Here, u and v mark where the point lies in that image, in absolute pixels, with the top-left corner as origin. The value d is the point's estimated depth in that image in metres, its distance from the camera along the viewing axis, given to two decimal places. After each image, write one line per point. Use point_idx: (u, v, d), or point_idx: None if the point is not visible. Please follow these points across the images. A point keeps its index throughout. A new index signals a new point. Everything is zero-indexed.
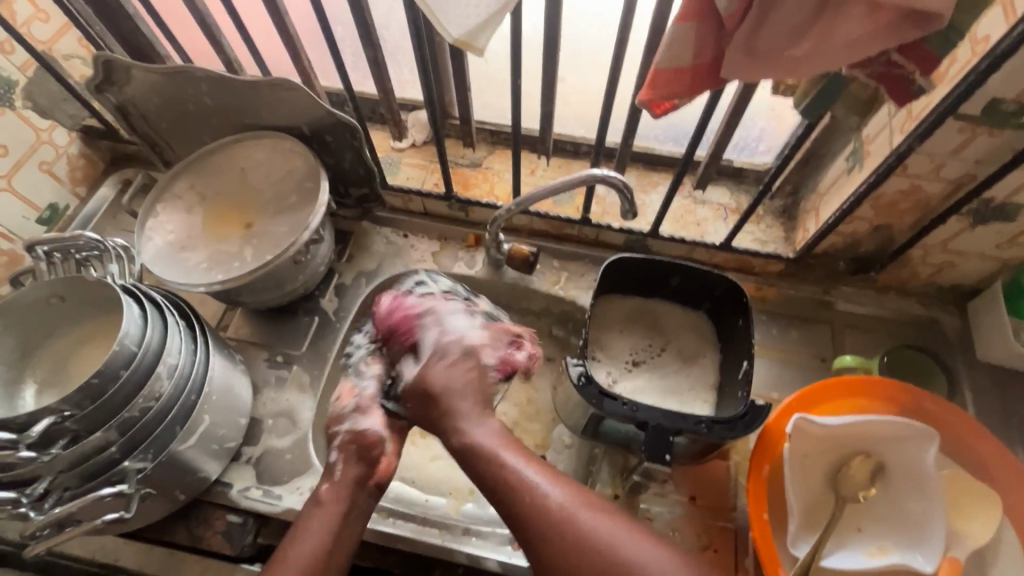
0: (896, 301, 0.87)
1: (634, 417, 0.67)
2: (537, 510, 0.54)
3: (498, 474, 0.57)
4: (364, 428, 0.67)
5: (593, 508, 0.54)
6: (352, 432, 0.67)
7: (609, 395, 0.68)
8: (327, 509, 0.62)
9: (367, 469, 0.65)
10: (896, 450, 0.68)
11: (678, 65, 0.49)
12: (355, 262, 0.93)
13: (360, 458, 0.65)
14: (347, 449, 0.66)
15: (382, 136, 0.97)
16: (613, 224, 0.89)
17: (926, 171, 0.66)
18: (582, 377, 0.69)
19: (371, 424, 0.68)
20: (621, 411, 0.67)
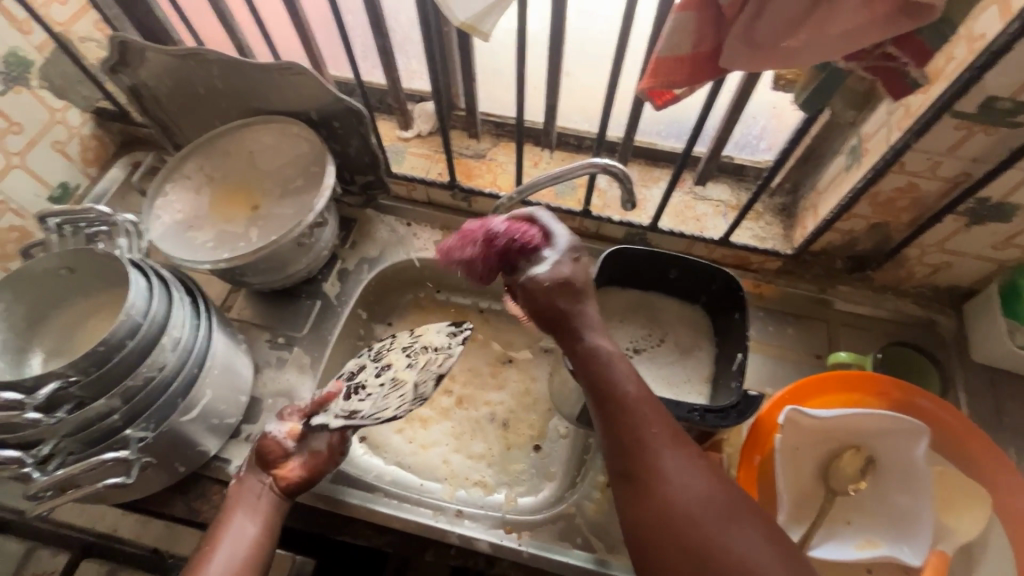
0: (892, 301, 0.87)
1: None
2: (642, 462, 0.52)
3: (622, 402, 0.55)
4: (271, 436, 0.70)
5: (705, 472, 0.51)
6: (263, 436, 0.70)
7: None
8: (232, 511, 0.64)
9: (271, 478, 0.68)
10: (886, 444, 0.69)
11: (677, 53, 0.50)
12: (358, 248, 0.94)
13: (264, 465, 0.68)
14: (256, 457, 0.69)
15: (388, 126, 0.98)
16: (614, 217, 0.90)
17: (922, 169, 0.66)
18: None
19: (277, 431, 0.70)
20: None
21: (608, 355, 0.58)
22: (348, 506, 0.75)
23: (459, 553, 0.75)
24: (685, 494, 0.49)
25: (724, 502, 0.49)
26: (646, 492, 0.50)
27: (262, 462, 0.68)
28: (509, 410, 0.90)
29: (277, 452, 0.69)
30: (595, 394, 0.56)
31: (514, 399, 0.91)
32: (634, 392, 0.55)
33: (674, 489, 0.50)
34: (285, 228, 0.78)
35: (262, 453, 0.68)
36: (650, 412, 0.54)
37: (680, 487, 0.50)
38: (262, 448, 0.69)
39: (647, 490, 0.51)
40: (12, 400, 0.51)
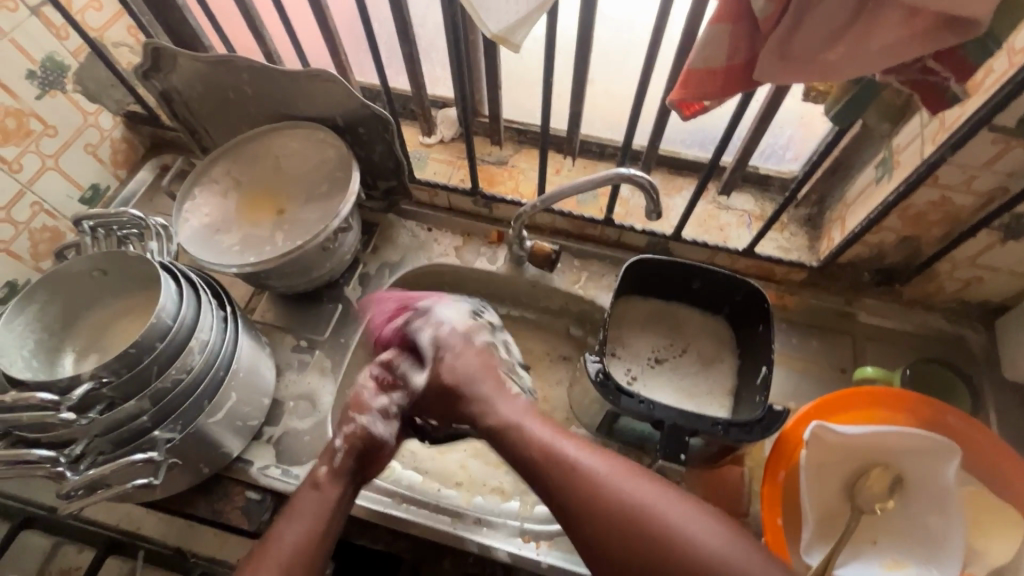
0: (920, 315, 0.86)
1: (650, 416, 0.67)
2: (578, 485, 0.55)
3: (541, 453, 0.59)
4: (375, 432, 0.67)
5: (632, 475, 0.55)
6: (364, 432, 0.67)
7: (626, 392, 0.69)
8: (321, 496, 0.62)
9: (362, 467, 0.66)
10: (914, 463, 0.67)
11: (711, 66, 0.49)
12: (380, 253, 0.95)
13: (362, 458, 0.66)
14: (353, 443, 0.66)
15: (411, 131, 0.99)
16: (636, 226, 0.90)
17: (956, 182, 0.65)
18: (600, 373, 0.70)
19: (385, 431, 0.68)
20: (638, 409, 0.68)
21: (524, 419, 0.63)
22: (368, 511, 0.75)
23: (477, 562, 0.75)
24: (627, 496, 0.53)
25: (662, 503, 0.53)
26: (587, 511, 0.53)
27: (357, 453, 0.66)
28: None
29: (373, 441, 0.67)
30: (521, 449, 0.60)
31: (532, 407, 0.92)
32: (554, 439, 0.59)
33: (618, 501, 0.53)
34: (311, 233, 0.79)
35: (357, 441, 0.66)
36: (573, 449, 0.57)
37: (619, 491, 0.53)
38: (365, 444, 0.67)
39: (591, 509, 0.53)
40: (47, 401, 0.53)
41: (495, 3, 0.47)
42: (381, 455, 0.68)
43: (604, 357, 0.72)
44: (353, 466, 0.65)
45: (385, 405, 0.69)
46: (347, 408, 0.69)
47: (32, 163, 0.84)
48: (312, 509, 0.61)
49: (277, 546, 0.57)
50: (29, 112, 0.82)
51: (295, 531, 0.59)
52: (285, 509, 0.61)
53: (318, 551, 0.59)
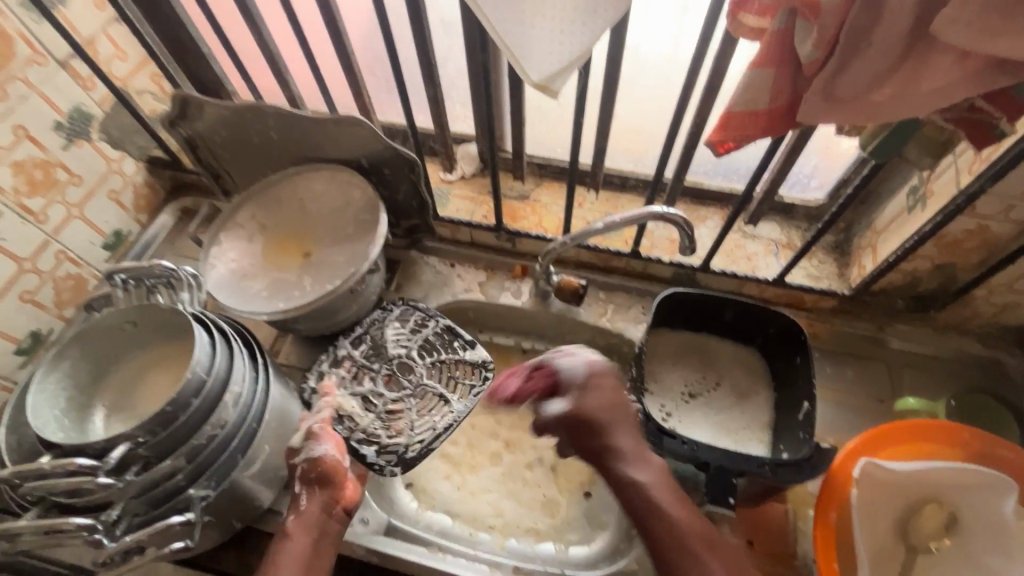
0: (956, 341, 0.85)
1: (695, 458, 0.65)
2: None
3: (676, 546, 0.55)
4: (317, 455, 0.68)
5: None
6: (308, 459, 0.67)
7: (668, 432, 0.67)
8: (295, 536, 0.64)
9: (331, 496, 0.68)
10: (967, 498, 0.65)
11: (753, 108, 0.49)
12: (403, 290, 0.95)
13: (321, 485, 0.67)
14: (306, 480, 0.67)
15: (431, 168, 0.99)
16: (663, 258, 0.89)
17: (994, 211, 0.65)
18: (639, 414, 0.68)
19: (326, 450, 0.68)
20: (681, 450, 0.66)
21: (665, 498, 0.58)
22: (401, 562, 0.73)
23: None
24: None
25: None
26: None
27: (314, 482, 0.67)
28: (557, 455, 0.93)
29: (333, 466, 0.68)
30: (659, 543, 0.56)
31: None
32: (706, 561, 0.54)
33: None
34: (340, 277, 0.78)
35: (309, 471, 0.67)
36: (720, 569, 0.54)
37: None
38: (320, 473, 0.67)
39: None
40: (84, 466, 0.51)
41: (545, 65, 0.48)
42: (337, 488, 0.68)
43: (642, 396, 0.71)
44: (323, 499, 0.67)
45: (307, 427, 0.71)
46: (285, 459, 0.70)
47: (57, 213, 0.84)
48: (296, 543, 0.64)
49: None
50: (56, 163, 0.82)
51: (293, 567, 0.62)
52: (279, 544, 0.64)
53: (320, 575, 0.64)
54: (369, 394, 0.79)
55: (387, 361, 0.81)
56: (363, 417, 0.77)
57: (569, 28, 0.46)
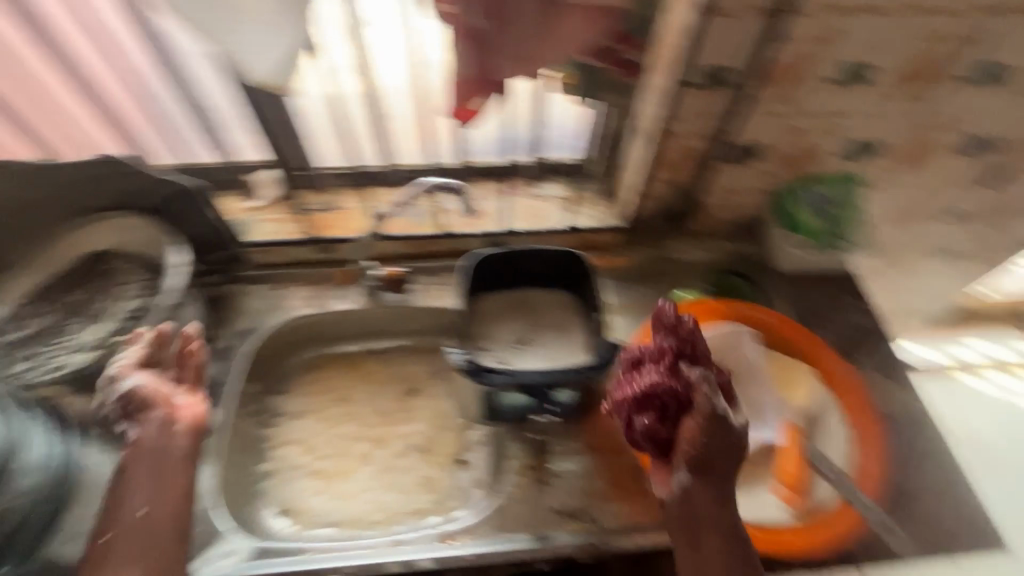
0: (712, 243, 1.06)
1: (516, 381, 0.74)
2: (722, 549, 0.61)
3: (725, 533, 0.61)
4: (134, 389, 0.69)
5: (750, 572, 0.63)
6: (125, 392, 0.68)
7: (490, 368, 0.75)
8: (136, 486, 0.64)
9: (166, 418, 0.69)
10: (731, 353, 0.83)
11: (462, 73, 0.61)
12: (230, 323, 0.94)
13: (142, 412, 0.68)
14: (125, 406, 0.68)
15: (233, 200, 0.99)
16: (470, 231, 0.99)
17: (685, 131, 0.84)
18: (463, 362, 0.75)
19: (134, 381, 0.69)
20: (504, 379, 0.74)
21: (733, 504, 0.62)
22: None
23: None
24: None
25: None
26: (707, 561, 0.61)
27: (128, 410, 0.68)
28: (426, 436, 0.98)
29: (162, 400, 0.70)
30: (713, 528, 0.61)
31: (428, 424, 0.99)
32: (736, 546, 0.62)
33: None
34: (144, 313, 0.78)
35: (131, 399, 0.68)
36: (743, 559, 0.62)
37: None
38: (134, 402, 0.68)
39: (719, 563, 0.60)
40: None
41: (273, 63, 0.59)
42: (168, 404, 0.70)
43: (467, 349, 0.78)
44: (151, 432, 0.67)
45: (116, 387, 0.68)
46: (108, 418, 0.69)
47: None
48: (139, 492, 0.64)
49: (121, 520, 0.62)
50: None
51: (139, 504, 0.64)
52: (122, 477, 0.65)
53: (166, 521, 0.64)
54: (99, 313, 0.82)
55: (65, 334, 0.80)
56: (87, 334, 0.80)
57: (276, 27, 0.57)
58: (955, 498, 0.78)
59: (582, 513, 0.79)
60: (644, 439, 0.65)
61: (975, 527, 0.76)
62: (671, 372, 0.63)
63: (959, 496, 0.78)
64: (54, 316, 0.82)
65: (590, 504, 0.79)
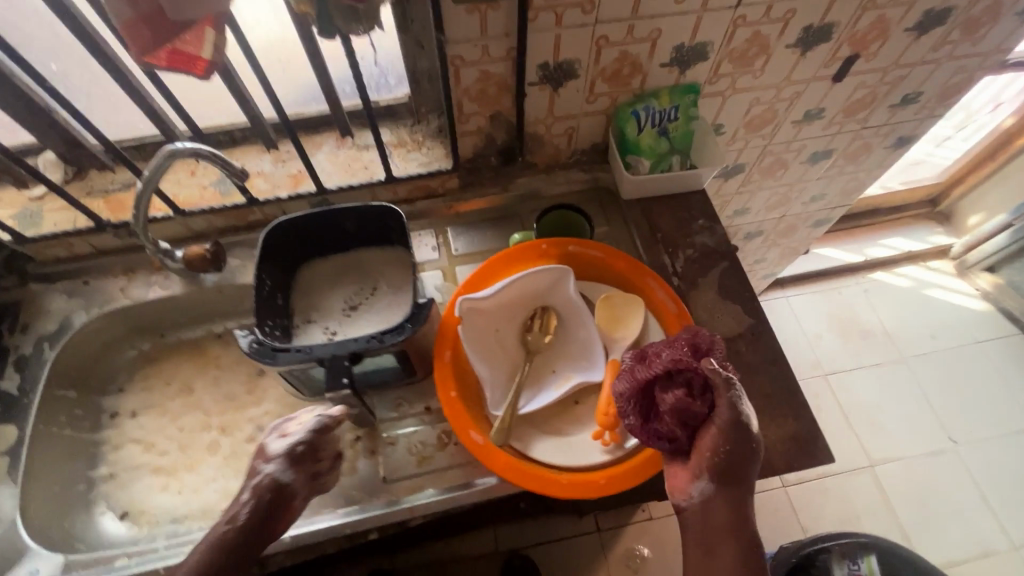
0: (563, 176, 0.99)
1: (310, 356, 0.67)
2: (746, 548, 0.55)
3: (737, 527, 0.55)
4: (274, 475, 0.62)
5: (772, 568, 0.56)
6: (271, 482, 0.61)
7: (281, 348, 0.68)
8: None
9: (290, 497, 0.62)
10: (552, 294, 0.79)
11: (128, 21, 0.53)
12: (31, 329, 0.86)
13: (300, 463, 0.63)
14: (261, 494, 0.61)
15: (11, 191, 0.88)
16: (285, 195, 0.89)
17: (478, 56, 0.74)
18: (252, 342, 0.69)
19: (274, 470, 0.62)
20: (296, 357, 0.67)
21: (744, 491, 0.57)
22: None
23: None
24: None
25: None
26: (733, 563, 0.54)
27: (263, 504, 0.60)
28: (277, 415, 0.93)
29: (281, 492, 0.61)
30: (725, 526, 0.56)
31: (278, 403, 0.93)
32: (753, 542, 0.55)
33: None
34: None
35: (261, 491, 0.60)
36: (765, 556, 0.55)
37: None
38: (271, 495, 0.61)
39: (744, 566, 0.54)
40: None
41: None
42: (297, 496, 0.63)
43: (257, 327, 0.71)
44: (265, 515, 0.60)
45: (288, 445, 0.63)
46: (251, 464, 0.64)
47: None
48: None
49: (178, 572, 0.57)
50: None
51: None
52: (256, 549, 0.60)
53: None
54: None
55: None
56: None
57: None
58: (786, 411, 0.77)
59: (412, 480, 0.75)
60: (673, 417, 0.58)
61: (803, 440, 0.75)
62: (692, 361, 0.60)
63: (789, 411, 0.77)
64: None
65: (421, 469, 0.76)
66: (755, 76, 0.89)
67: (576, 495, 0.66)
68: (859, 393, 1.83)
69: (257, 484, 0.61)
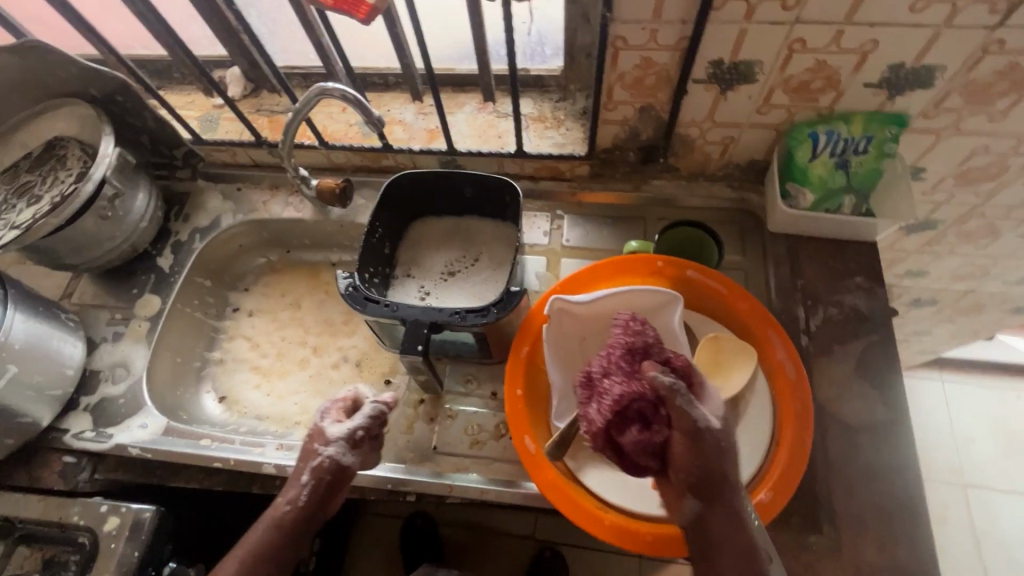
0: (704, 187, 0.88)
1: (394, 315, 0.69)
2: (748, 559, 0.49)
3: (732, 530, 0.50)
4: (341, 462, 0.63)
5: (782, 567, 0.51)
6: (333, 465, 0.62)
7: (373, 299, 0.70)
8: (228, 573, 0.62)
9: (342, 485, 0.64)
10: (654, 318, 0.71)
11: None
12: (190, 220, 0.98)
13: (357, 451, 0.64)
14: (320, 476, 0.63)
15: (201, 97, 1.00)
16: (418, 147, 0.91)
17: (644, 41, 0.66)
18: (350, 285, 0.71)
19: (336, 455, 0.63)
20: (382, 312, 0.69)
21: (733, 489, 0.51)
22: (170, 455, 0.78)
23: (286, 484, 0.79)
24: None
25: None
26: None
27: (323, 486, 0.63)
28: (362, 352, 0.97)
29: (340, 476, 0.63)
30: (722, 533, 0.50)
31: (365, 341, 0.98)
32: (750, 543, 0.50)
33: None
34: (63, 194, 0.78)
35: (324, 477, 0.63)
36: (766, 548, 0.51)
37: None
38: (331, 479, 0.63)
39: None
40: None
41: None
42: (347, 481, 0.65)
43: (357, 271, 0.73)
44: (321, 498, 0.63)
45: (348, 431, 0.64)
46: (309, 444, 0.65)
47: None
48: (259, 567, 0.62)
49: (240, 551, 0.63)
50: None
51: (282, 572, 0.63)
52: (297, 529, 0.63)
53: None
54: (40, 194, 0.78)
55: None
56: (22, 214, 0.76)
57: None
58: (902, 536, 0.63)
59: (459, 459, 0.75)
60: (641, 455, 0.53)
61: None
62: (633, 377, 0.55)
63: (903, 535, 0.63)
64: (5, 193, 0.80)
65: (469, 451, 0.75)
66: (991, 120, 0.69)
67: (618, 540, 0.61)
68: (1005, 524, 1.44)
69: (320, 470, 0.63)
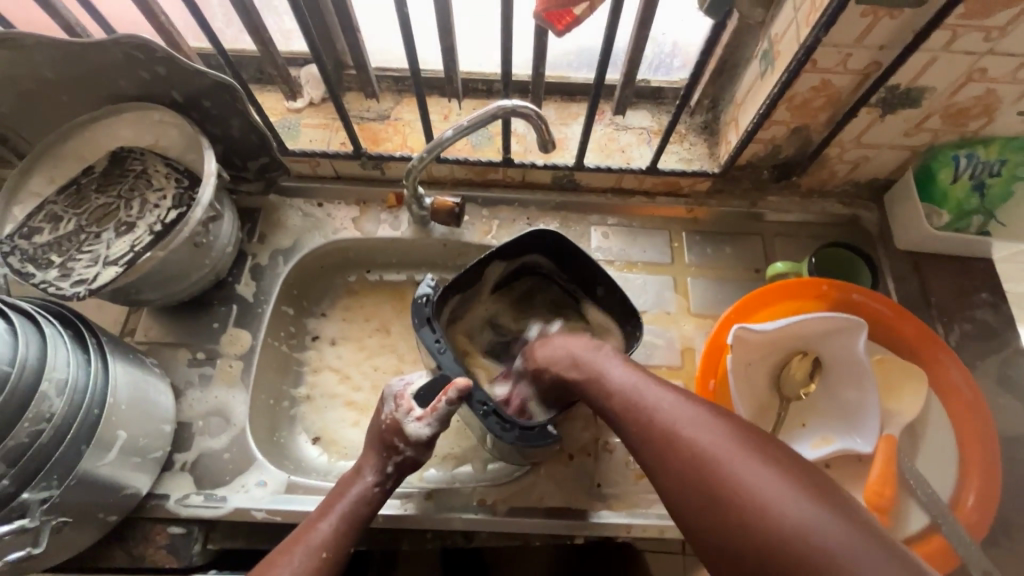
0: (819, 204, 0.89)
1: (433, 356, 0.68)
2: (659, 434, 0.50)
3: (631, 409, 0.54)
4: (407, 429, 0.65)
5: (734, 439, 0.47)
6: (366, 497, 0.63)
7: (430, 324, 0.69)
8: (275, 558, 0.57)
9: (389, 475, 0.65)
10: (829, 343, 0.70)
11: None
12: (268, 240, 0.86)
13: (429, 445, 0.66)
14: (398, 465, 0.66)
15: (273, 98, 0.88)
16: (538, 162, 0.85)
17: (834, 64, 0.65)
18: (425, 297, 0.70)
19: (419, 425, 0.65)
20: (429, 343, 0.68)
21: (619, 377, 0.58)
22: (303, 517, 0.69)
23: (436, 535, 0.73)
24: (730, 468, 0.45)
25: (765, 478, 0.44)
26: (659, 452, 0.50)
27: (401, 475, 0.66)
28: None
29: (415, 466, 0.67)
30: (623, 415, 0.54)
31: None
32: (659, 411, 0.52)
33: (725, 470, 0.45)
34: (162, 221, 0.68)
35: (403, 467, 0.66)
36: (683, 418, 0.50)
37: (713, 459, 0.46)
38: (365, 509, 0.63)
39: (666, 449, 0.49)
40: None
41: None
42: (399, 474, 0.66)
43: (444, 285, 0.72)
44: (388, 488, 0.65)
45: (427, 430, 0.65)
46: (387, 436, 0.65)
47: None
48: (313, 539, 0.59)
49: (308, 545, 0.57)
50: None
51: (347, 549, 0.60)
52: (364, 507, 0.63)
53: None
54: (131, 221, 0.68)
55: None
56: (116, 248, 0.65)
57: None
58: None
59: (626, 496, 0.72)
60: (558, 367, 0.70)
61: None
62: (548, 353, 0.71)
63: None
64: (75, 221, 0.68)
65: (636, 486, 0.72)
66: None
67: None
68: None
69: (391, 447, 0.65)
